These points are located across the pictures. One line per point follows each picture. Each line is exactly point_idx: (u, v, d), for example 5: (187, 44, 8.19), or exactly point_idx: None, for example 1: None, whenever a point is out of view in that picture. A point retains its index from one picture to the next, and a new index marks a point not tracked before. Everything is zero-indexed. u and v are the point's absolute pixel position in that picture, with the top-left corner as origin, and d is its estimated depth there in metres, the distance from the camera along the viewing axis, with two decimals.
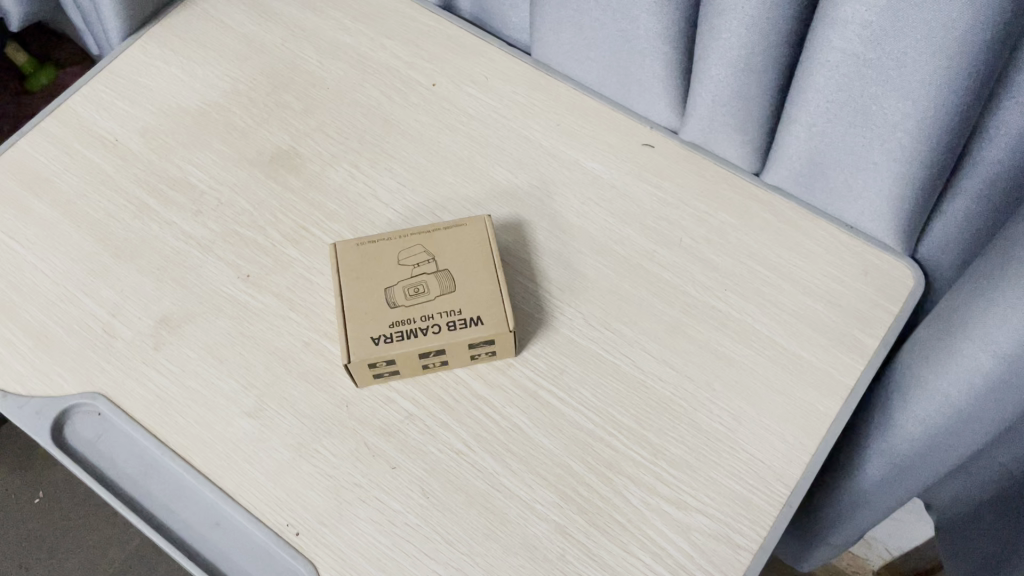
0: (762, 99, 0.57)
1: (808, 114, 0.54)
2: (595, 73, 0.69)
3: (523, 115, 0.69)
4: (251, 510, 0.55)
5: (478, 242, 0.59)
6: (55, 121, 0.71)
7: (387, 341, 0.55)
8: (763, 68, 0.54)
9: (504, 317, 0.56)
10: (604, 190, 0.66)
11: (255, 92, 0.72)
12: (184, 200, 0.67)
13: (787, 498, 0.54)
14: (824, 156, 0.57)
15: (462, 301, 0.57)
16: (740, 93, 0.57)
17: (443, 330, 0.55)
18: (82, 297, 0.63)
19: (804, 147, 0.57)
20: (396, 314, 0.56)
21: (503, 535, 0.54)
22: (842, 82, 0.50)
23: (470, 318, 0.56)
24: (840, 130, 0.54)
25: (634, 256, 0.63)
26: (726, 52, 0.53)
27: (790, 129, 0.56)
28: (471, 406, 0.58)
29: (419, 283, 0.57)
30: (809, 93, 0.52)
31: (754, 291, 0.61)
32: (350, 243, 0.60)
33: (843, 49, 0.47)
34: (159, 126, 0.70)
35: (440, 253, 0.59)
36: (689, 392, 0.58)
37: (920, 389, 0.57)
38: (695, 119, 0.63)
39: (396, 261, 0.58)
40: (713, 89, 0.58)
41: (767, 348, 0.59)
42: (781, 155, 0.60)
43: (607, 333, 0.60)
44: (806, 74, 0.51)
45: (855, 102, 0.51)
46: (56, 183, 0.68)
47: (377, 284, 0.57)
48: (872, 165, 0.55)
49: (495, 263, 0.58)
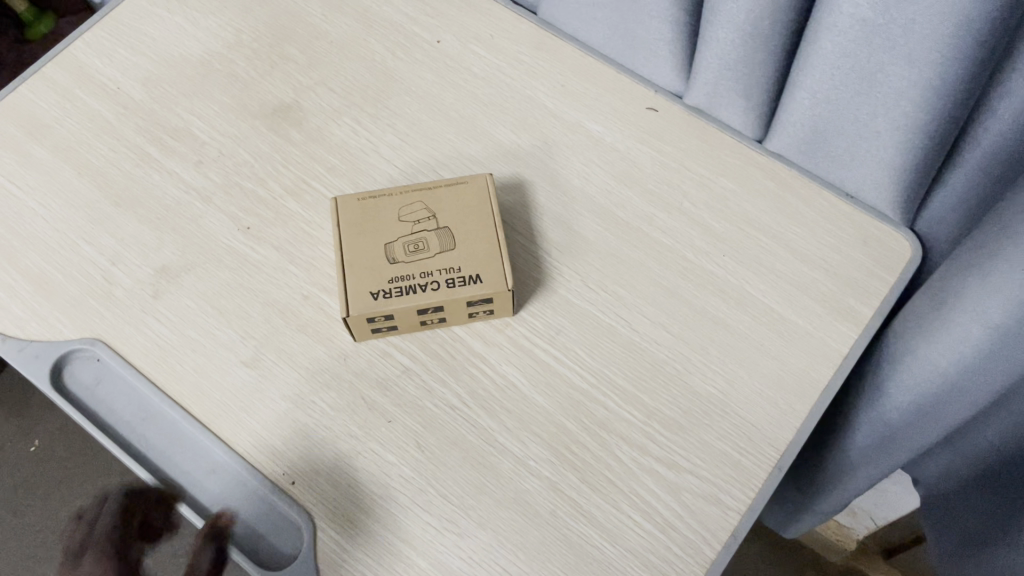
0: (770, 70, 0.57)
1: (817, 80, 0.53)
2: (600, 34, 0.68)
3: (527, 75, 0.69)
4: (246, 458, 0.56)
5: (479, 201, 0.59)
6: (56, 67, 0.70)
7: (386, 296, 0.55)
8: (771, 37, 0.53)
9: (503, 276, 0.56)
10: (606, 153, 0.66)
11: (258, 44, 0.72)
12: (185, 149, 0.66)
13: (777, 461, 0.55)
14: (831, 125, 0.57)
15: (462, 259, 0.57)
16: (746, 60, 0.56)
17: (442, 287, 0.56)
18: (81, 244, 0.63)
19: (812, 114, 0.57)
20: (395, 270, 0.56)
21: (496, 490, 0.54)
22: (848, 48, 0.49)
23: (469, 276, 0.56)
24: (848, 100, 0.53)
25: (633, 219, 0.63)
26: (734, 17, 0.52)
27: (798, 95, 0.56)
28: (468, 363, 0.59)
29: (419, 240, 0.57)
30: (816, 59, 0.51)
31: (752, 257, 0.61)
32: (351, 199, 0.60)
33: (851, 15, 0.47)
34: (161, 75, 0.70)
35: (441, 211, 0.59)
36: (684, 356, 0.58)
37: (907, 357, 0.58)
38: (699, 86, 0.62)
39: (397, 217, 0.59)
40: (719, 55, 0.57)
41: (762, 315, 0.59)
42: (788, 122, 0.59)
43: (604, 295, 0.60)
44: (817, 39, 0.50)
45: (863, 71, 0.50)
46: (58, 129, 0.68)
47: (377, 239, 0.58)
48: (875, 136, 0.55)
49: (496, 222, 0.58)
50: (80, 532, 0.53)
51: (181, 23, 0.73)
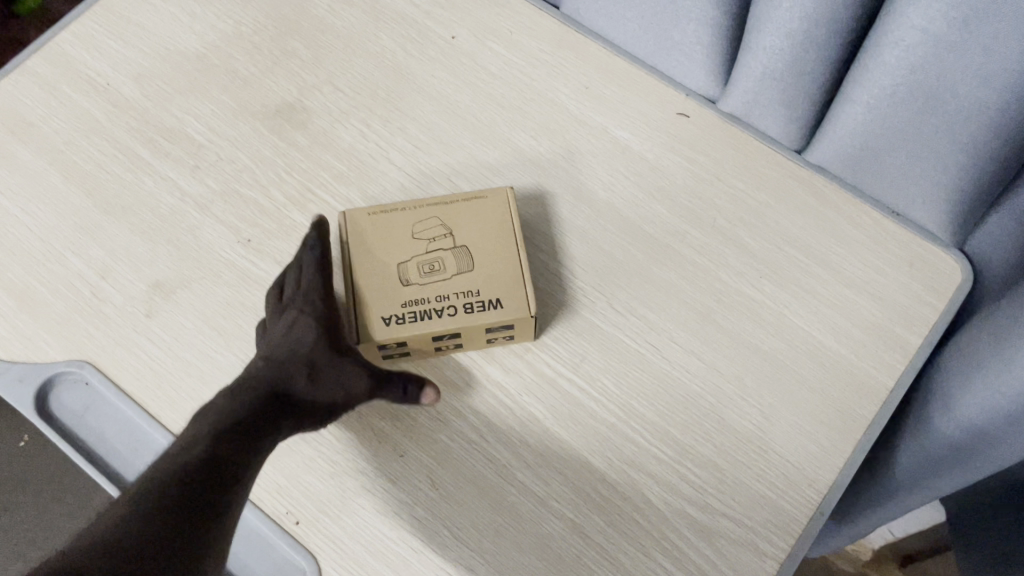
0: (819, 79, 0.52)
1: (874, 92, 0.48)
2: (627, 33, 0.63)
3: (549, 75, 0.64)
4: (247, 494, 0.52)
5: (500, 216, 0.55)
6: (41, 60, 0.65)
7: (398, 322, 0.52)
8: (826, 46, 0.48)
9: (526, 301, 0.52)
10: (634, 162, 0.61)
11: (259, 38, 0.66)
12: (180, 152, 0.62)
13: (820, 504, 0.51)
14: (884, 140, 0.52)
15: (481, 282, 0.53)
16: (794, 69, 0.51)
17: (459, 313, 0.52)
18: (69, 255, 0.59)
19: (863, 128, 0.52)
20: (408, 293, 0.52)
21: (517, 533, 0.51)
22: (915, 64, 0.45)
23: (488, 301, 0.52)
24: (906, 116, 0.49)
25: (663, 235, 0.59)
26: (786, 23, 0.48)
27: (850, 106, 0.51)
28: (485, 392, 0.54)
29: (434, 260, 0.53)
30: (878, 72, 0.47)
31: (791, 279, 0.57)
32: (360, 212, 0.55)
33: (923, 28, 0.42)
34: (155, 70, 0.65)
35: (458, 228, 0.54)
36: (719, 388, 0.54)
37: (957, 392, 0.53)
38: (739, 91, 0.58)
39: (411, 235, 0.54)
40: (764, 61, 0.52)
41: (802, 343, 0.55)
42: (835, 133, 0.55)
43: (633, 319, 0.56)
44: (880, 48, 0.45)
45: (928, 86, 0.46)
46: (43, 128, 0.63)
47: (389, 258, 0.53)
48: (935, 154, 0.50)
49: (518, 242, 0.54)
50: (315, 237, 0.55)
51: (175, 12, 0.67)
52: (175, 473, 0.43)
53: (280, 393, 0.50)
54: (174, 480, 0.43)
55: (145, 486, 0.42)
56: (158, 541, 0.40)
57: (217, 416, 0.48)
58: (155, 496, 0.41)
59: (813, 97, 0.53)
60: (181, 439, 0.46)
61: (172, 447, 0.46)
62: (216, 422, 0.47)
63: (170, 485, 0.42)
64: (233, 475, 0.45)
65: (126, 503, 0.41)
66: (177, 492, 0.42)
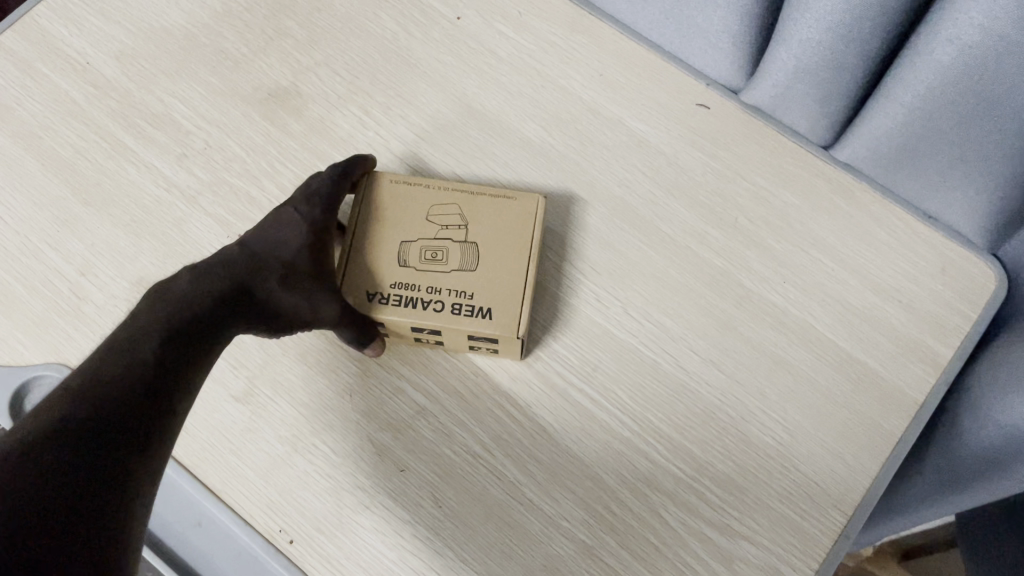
0: (856, 76, 0.48)
1: (912, 91, 0.45)
2: (643, 19, 0.59)
3: (561, 62, 0.60)
4: (238, 511, 0.49)
5: (516, 223, 0.51)
6: (17, 36, 0.61)
7: (381, 301, 0.49)
8: (868, 41, 0.44)
9: (516, 320, 0.48)
10: (651, 157, 0.57)
11: (251, 15, 0.62)
12: (166, 139, 0.58)
13: (846, 527, 0.48)
14: (919, 141, 0.49)
15: (480, 287, 0.49)
16: (830, 63, 0.47)
17: (445, 311, 0.49)
18: (46, 250, 0.55)
19: (896, 128, 0.49)
20: (404, 275, 0.50)
21: (524, 555, 0.48)
22: (970, 63, 0.41)
23: (479, 309, 0.49)
24: (944, 115, 0.45)
25: (681, 236, 0.55)
26: (826, 13, 0.44)
27: (885, 103, 0.48)
28: (491, 403, 0.51)
29: (439, 249, 0.50)
30: (925, 70, 0.43)
31: (817, 285, 0.54)
32: (385, 178, 0.53)
33: (984, 26, 0.38)
34: (139, 50, 0.61)
35: (475, 223, 0.51)
36: (739, 401, 0.51)
37: (967, 407, 0.49)
38: (769, 85, 0.54)
39: (425, 216, 0.51)
40: (797, 53, 0.48)
41: (828, 354, 0.52)
42: (866, 132, 0.51)
43: (648, 326, 0.53)
44: (923, 42, 0.42)
45: (971, 85, 0.42)
46: (19, 111, 0.59)
47: (394, 235, 0.51)
48: (975, 155, 0.47)
49: (531, 252, 0.50)
50: (341, 166, 0.51)
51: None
52: (128, 363, 0.37)
53: (252, 291, 0.46)
54: (133, 361, 0.38)
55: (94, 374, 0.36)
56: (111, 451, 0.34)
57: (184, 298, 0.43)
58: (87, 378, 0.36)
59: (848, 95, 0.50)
60: (140, 319, 0.40)
61: (122, 324, 0.40)
62: (180, 311, 0.41)
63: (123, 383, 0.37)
64: (191, 370, 0.40)
65: (74, 387, 0.35)
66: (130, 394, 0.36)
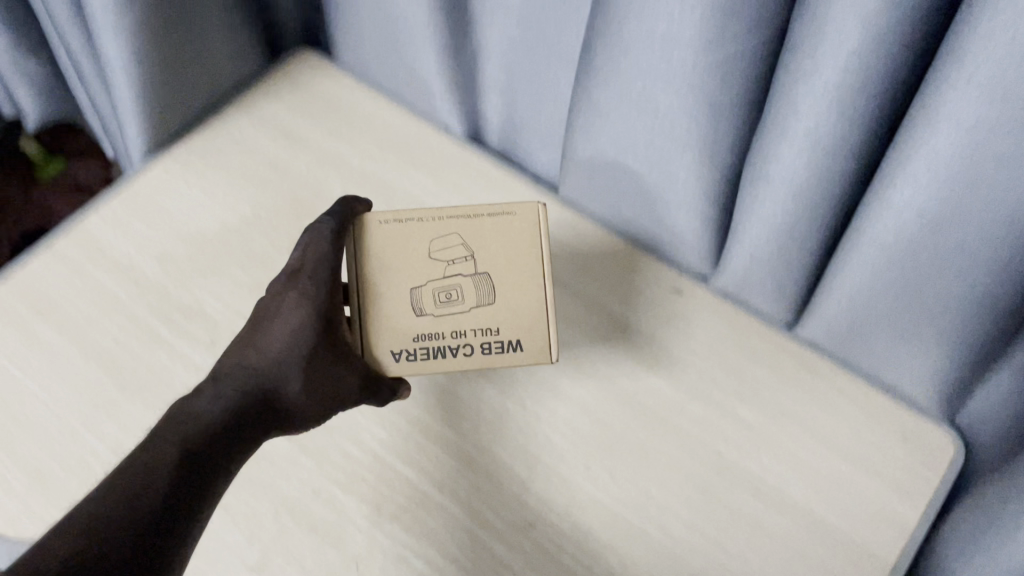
0: (825, 219, 0.50)
1: (917, 188, 0.42)
2: (624, 188, 0.61)
3: (554, 250, 0.64)
4: None
5: (523, 245, 0.54)
6: (69, 242, 0.65)
7: (411, 357, 0.52)
8: (838, 172, 0.46)
9: (547, 346, 0.53)
10: (636, 349, 0.60)
11: (278, 220, 0.66)
12: (199, 329, 0.61)
13: None
14: (889, 277, 0.50)
15: (501, 318, 0.53)
16: (806, 207, 0.49)
17: (476, 353, 0.52)
18: (85, 433, 0.57)
19: (873, 269, 0.50)
20: (422, 324, 0.52)
21: None
22: (937, 198, 0.42)
23: (509, 342, 0.52)
24: (923, 254, 0.46)
25: (660, 408, 0.58)
26: (801, 140, 0.45)
27: (863, 246, 0.48)
28: (493, 566, 0.53)
29: (452, 288, 0.52)
30: (887, 207, 0.45)
31: (788, 453, 0.56)
32: (372, 220, 0.53)
33: (943, 152, 0.40)
34: (178, 251, 0.64)
35: (480, 249, 0.53)
36: (722, 547, 0.53)
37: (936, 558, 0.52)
38: (739, 262, 0.58)
39: (428, 255, 0.53)
40: (775, 195, 0.49)
41: (801, 516, 0.54)
42: (840, 280, 0.52)
43: (634, 492, 0.55)
44: (903, 173, 0.42)
45: (942, 216, 0.43)
46: (62, 308, 0.62)
47: (404, 283, 0.52)
48: (949, 293, 0.48)
49: (546, 280, 0.53)
50: (329, 243, 0.51)
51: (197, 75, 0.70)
52: (139, 488, 0.41)
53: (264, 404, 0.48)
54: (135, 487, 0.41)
55: (105, 501, 0.40)
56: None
57: (197, 417, 0.46)
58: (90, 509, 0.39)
59: (820, 226, 0.50)
60: (158, 441, 0.44)
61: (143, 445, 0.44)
62: (192, 429, 0.45)
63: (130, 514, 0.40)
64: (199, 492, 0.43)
65: (83, 519, 0.39)
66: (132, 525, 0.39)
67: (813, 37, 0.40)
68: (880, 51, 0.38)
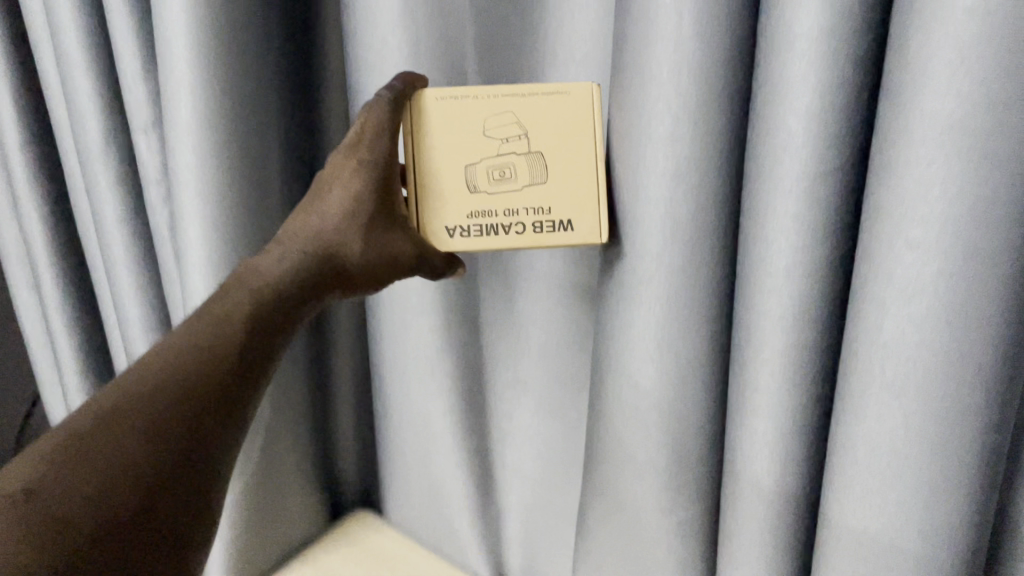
0: (794, 465, 0.47)
1: (874, 350, 0.38)
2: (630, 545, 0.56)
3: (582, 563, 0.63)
4: None
5: (581, 116, 0.52)
6: None
7: (464, 234, 0.54)
8: (801, 372, 0.44)
9: (599, 227, 0.51)
10: None
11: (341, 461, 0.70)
12: None
13: None
14: (922, 404, 0.38)
15: (553, 198, 0.54)
16: (783, 457, 0.46)
17: (529, 231, 0.54)
18: None
19: (927, 369, 0.37)
20: (476, 201, 0.54)
21: None
22: (896, 379, 0.38)
23: (561, 222, 0.53)
24: (993, 300, 0.36)
25: None
26: (777, 318, 0.44)
27: (893, 358, 0.38)
28: None
29: (505, 165, 0.53)
30: (853, 421, 0.40)
31: None
32: (428, 96, 0.53)
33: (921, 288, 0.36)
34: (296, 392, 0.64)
35: (535, 126, 0.53)
36: None
37: None
38: (766, 464, 0.47)
39: (483, 130, 0.53)
40: (757, 452, 0.47)
41: None
42: (885, 408, 0.39)
43: None
44: (920, 175, 0.35)
45: (875, 435, 0.40)
46: None
47: (458, 159, 0.53)
48: (965, 465, 0.39)
49: (602, 156, 0.52)
50: (386, 110, 0.50)
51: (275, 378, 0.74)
52: (209, 338, 0.48)
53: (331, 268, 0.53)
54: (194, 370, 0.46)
55: (180, 348, 0.47)
56: (179, 416, 0.44)
57: (266, 280, 0.51)
58: (159, 381, 0.45)
59: (804, 398, 0.45)
60: (230, 296, 0.50)
61: (206, 312, 0.49)
62: (263, 294, 0.50)
63: (201, 359, 0.47)
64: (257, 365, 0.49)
65: (154, 382, 0.45)
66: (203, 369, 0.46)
67: (770, 119, 0.41)
68: (840, 74, 0.39)
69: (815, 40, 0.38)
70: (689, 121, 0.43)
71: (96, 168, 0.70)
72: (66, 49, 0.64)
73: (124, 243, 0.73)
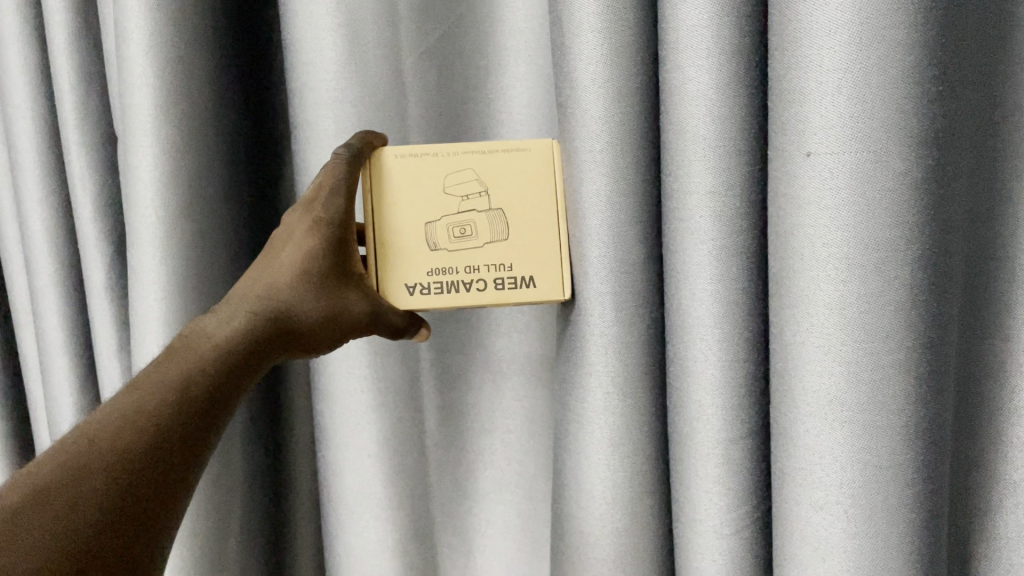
0: (745, 495, 0.43)
1: (817, 344, 0.38)
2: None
3: None
4: None
5: (542, 172, 0.48)
6: None
7: (424, 293, 0.49)
8: (744, 405, 0.42)
9: (560, 281, 0.47)
10: None
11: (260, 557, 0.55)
12: None
13: None
14: (861, 396, 0.38)
15: (515, 254, 0.49)
16: (734, 491, 0.42)
17: (490, 289, 0.49)
18: None
19: (855, 449, 0.38)
20: (437, 258, 0.49)
21: None
22: (821, 379, 0.38)
23: (522, 278, 0.48)
24: (889, 368, 0.38)
25: None
26: (705, 375, 0.42)
27: (816, 439, 0.39)
28: None
29: (465, 222, 0.48)
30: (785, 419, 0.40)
31: None
32: (388, 154, 0.48)
33: (833, 270, 0.37)
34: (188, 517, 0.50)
35: (495, 184, 0.48)
36: None
37: None
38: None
39: (442, 188, 0.48)
40: (711, 504, 0.42)
41: None
42: (824, 487, 0.39)
43: None
44: (814, 249, 0.38)
45: (803, 430, 0.39)
46: None
47: (416, 218, 0.48)
48: (907, 511, 0.39)
49: (562, 209, 0.48)
50: (343, 173, 0.45)
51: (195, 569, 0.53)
52: (146, 401, 0.41)
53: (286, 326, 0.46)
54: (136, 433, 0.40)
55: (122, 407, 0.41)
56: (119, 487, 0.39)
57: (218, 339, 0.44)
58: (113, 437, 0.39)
59: (748, 435, 0.43)
60: (181, 355, 0.43)
61: (146, 378, 0.42)
62: (210, 355, 0.43)
63: (143, 422, 0.40)
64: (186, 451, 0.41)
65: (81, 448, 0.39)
66: (150, 429, 0.40)
67: (677, 218, 0.42)
68: (734, 163, 0.40)
69: (708, 133, 0.40)
70: (613, 177, 0.43)
71: (30, 216, 0.57)
72: (23, 153, 0.56)
73: (68, 360, 0.59)
